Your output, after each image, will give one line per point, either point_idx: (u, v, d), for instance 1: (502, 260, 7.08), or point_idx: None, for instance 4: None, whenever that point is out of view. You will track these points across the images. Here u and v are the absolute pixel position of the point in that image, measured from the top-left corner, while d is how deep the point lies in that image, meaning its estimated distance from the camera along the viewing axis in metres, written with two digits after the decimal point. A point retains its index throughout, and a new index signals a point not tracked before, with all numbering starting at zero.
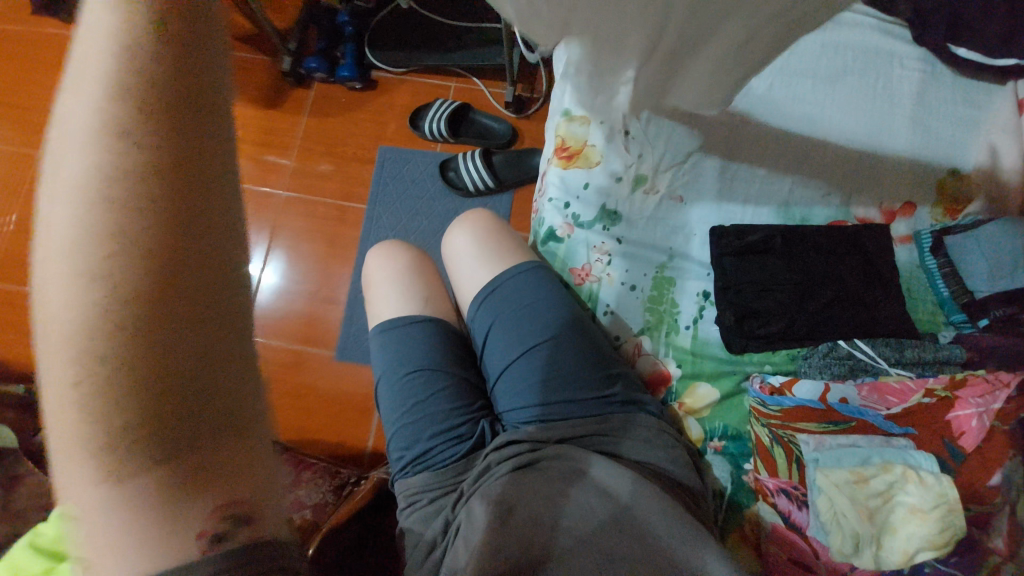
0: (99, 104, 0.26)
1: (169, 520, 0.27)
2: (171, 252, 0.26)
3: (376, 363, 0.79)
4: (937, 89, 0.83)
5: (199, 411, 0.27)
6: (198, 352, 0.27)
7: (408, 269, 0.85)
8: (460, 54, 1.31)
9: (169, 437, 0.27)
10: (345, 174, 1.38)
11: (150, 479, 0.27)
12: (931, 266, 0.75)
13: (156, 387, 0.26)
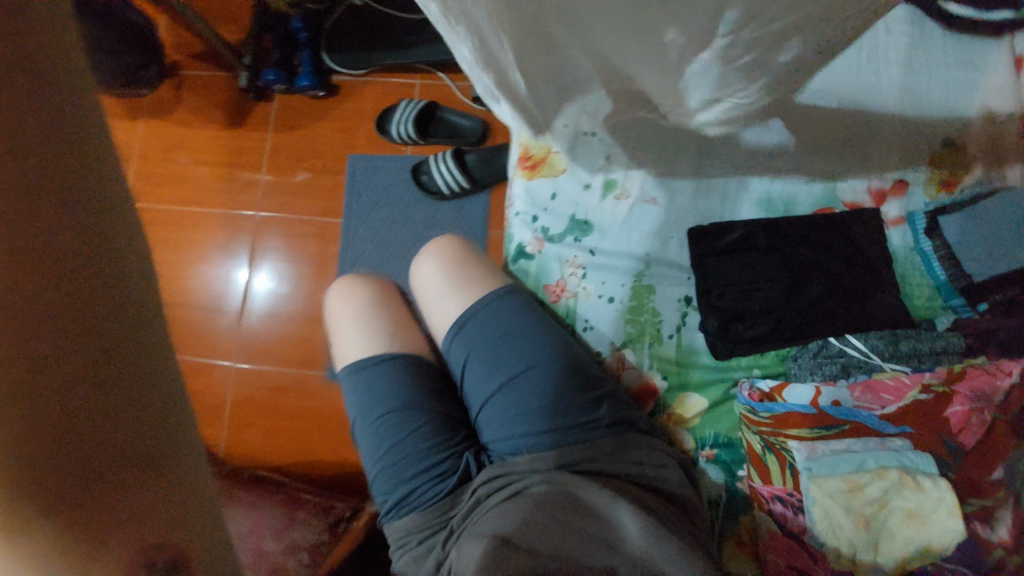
0: None
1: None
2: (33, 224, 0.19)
3: (350, 406, 0.77)
4: (927, 55, 0.76)
5: (109, 442, 0.21)
6: (104, 366, 0.21)
7: (374, 304, 0.84)
8: (420, 49, 1.25)
9: (65, 487, 0.20)
10: (318, 188, 1.34)
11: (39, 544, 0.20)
12: (927, 249, 0.70)
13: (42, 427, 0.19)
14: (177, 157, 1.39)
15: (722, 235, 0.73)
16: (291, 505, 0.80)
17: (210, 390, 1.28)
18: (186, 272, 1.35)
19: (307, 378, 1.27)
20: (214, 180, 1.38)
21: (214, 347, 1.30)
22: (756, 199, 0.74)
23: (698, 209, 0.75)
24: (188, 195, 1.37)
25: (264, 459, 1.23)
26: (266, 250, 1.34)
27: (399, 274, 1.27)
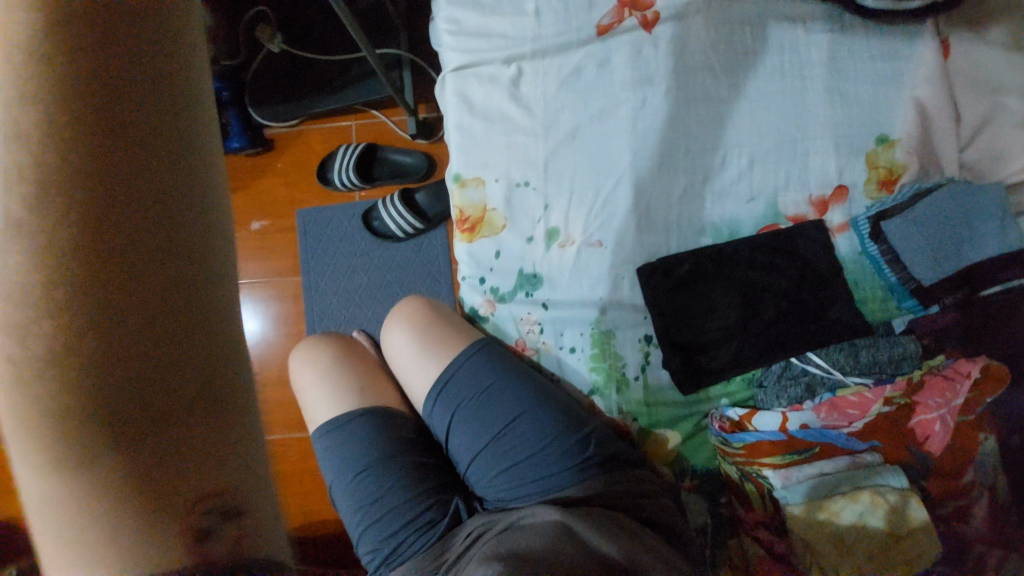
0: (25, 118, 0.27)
1: (137, 525, 0.28)
2: (110, 249, 0.28)
3: (326, 468, 0.76)
4: (850, 49, 0.72)
5: (166, 406, 0.29)
6: (166, 358, 0.29)
7: (340, 377, 0.82)
8: (350, 91, 1.20)
9: (140, 441, 0.28)
10: (270, 246, 1.30)
11: (109, 478, 0.28)
12: (874, 253, 0.69)
13: (117, 389, 0.28)
14: None
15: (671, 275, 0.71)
16: None
17: None
18: None
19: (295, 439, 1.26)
20: None
21: None
22: (703, 227, 0.73)
23: (644, 247, 0.73)
24: None
25: None
26: None
27: (368, 322, 1.24)
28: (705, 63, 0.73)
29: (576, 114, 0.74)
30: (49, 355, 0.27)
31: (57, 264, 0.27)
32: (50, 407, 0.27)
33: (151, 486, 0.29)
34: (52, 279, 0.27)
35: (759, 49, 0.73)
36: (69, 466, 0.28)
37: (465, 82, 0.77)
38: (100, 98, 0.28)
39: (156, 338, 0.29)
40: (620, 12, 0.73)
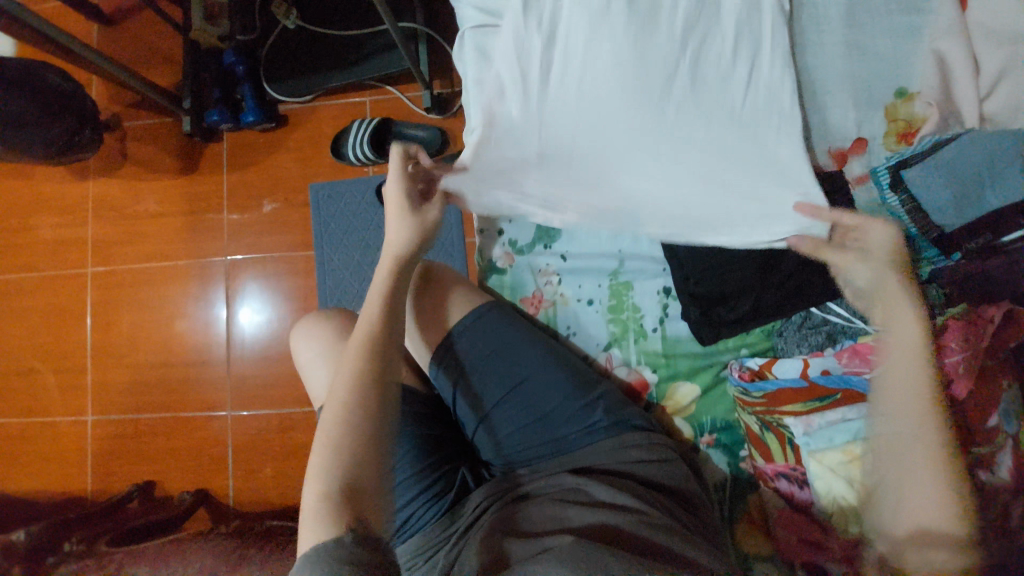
0: (371, 309, 0.63)
1: (337, 513, 0.50)
2: (383, 361, 0.60)
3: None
4: (866, 4, 0.73)
5: (379, 449, 0.55)
6: (386, 423, 0.57)
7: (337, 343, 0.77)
8: (364, 66, 1.20)
9: (364, 462, 0.54)
10: (284, 222, 1.31)
11: (342, 482, 0.52)
12: (895, 203, 0.68)
13: (370, 429, 0.55)
14: (136, 212, 1.36)
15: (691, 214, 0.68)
16: None
17: (213, 439, 1.29)
18: (168, 327, 1.34)
19: (305, 413, 1.27)
20: (178, 229, 1.35)
21: (209, 397, 1.31)
22: (745, 162, 0.65)
23: (669, 187, 0.68)
24: (151, 251, 1.35)
25: (278, 497, 1.25)
26: (243, 292, 1.32)
27: None
28: (733, 32, 0.69)
29: (595, 35, 0.67)
30: (353, 401, 0.56)
31: (367, 362, 0.59)
32: (341, 431, 0.55)
33: (353, 491, 0.52)
34: (363, 366, 0.59)
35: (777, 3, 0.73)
36: (331, 471, 0.53)
37: (485, 36, 0.76)
38: (396, 306, 0.64)
39: (387, 412, 0.57)
40: None
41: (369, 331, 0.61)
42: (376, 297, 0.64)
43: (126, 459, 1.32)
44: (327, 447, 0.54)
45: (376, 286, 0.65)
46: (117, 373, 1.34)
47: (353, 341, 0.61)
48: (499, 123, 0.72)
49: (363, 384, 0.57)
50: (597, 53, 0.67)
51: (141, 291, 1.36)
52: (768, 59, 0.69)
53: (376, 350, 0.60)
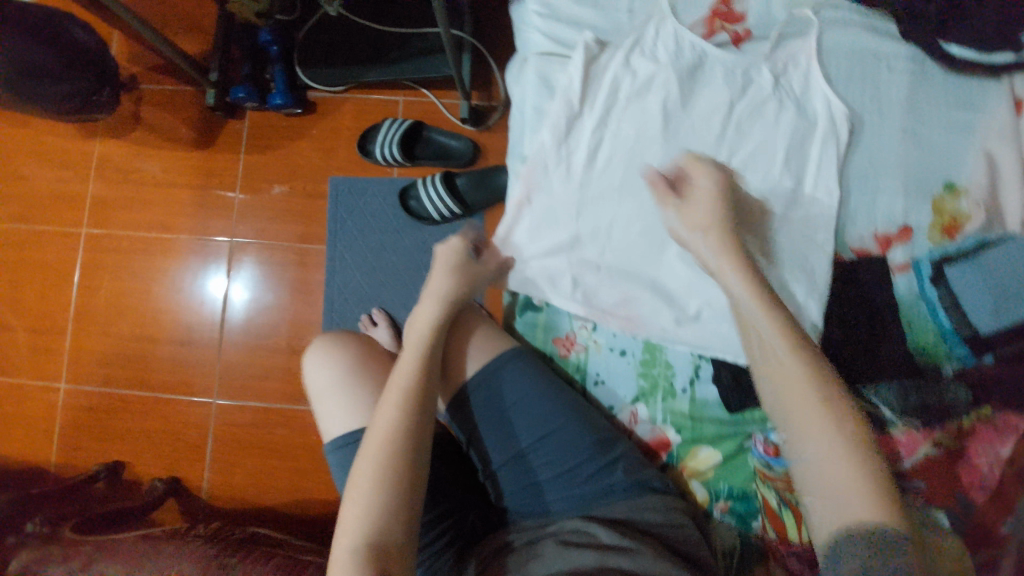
0: (413, 347, 0.64)
1: (365, 558, 0.52)
2: (418, 402, 0.61)
3: (340, 481, 0.71)
4: (929, 94, 0.73)
5: (408, 493, 0.56)
6: (416, 466, 0.58)
7: (351, 372, 0.74)
8: (403, 65, 1.17)
9: (393, 507, 0.55)
10: (298, 211, 1.27)
11: (372, 526, 0.53)
12: (934, 297, 0.69)
13: (401, 472, 0.56)
14: (144, 179, 1.30)
15: (698, 318, 0.70)
16: (292, 572, 0.78)
17: (193, 425, 1.24)
18: (159, 303, 1.28)
19: (293, 411, 1.22)
20: (185, 201, 1.29)
21: (193, 381, 1.25)
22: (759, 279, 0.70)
23: (681, 284, 0.70)
24: (153, 220, 1.30)
25: (255, 494, 1.20)
26: (244, 276, 1.27)
27: (389, 302, 1.21)
28: (775, 152, 0.72)
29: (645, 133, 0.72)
30: (388, 441, 0.57)
31: (405, 401, 0.60)
32: (374, 471, 0.56)
33: (379, 534, 0.53)
34: (400, 405, 0.60)
35: (840, 80, 0.73)
36: (362, 514, 0.54)
37: (549, 66, 0.76)
38: (434, 347, 0.65)
39: (418, 454, 0.58)
40: (710, 22, 0.74)
41: (409, 371, 0.62)
42: (418, 336, 0.65)
43: (98, 434, 1.25)
44: (360, 489, 0.55)
45: (418, 325, 0.67)
46: (98, 343, 1.28)
47: (393, 379, 0.62)
48: (537, 181, 0.74)
49: (403, 428, 0.59)
50: (639, 159, 0.72)
51: (136, 261, 1.29)
52: (808, 188, 0.72)
53: (412, 390, 0.61)
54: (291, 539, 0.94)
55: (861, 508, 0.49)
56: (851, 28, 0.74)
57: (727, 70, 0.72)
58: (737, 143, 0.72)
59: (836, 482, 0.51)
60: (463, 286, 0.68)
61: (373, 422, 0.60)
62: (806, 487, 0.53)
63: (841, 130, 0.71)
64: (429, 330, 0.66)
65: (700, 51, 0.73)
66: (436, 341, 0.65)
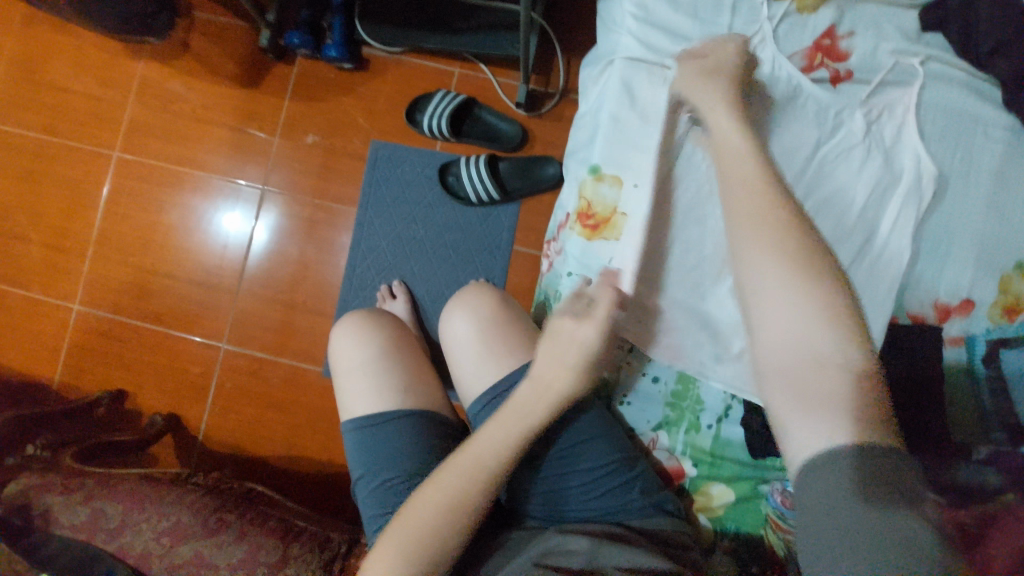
0: (507, 432, 0.59)
1: None
2: (486, 494, 0.57)
3: (353, 461, 0.70)
4: (1018, 168, 0.70)
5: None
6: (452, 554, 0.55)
7: (382, 354, 0.74)
8: (467, 37, 1.12)
9: None
10: (333, 168, 1.24)
11: None
12: (981, 377, 0.67)
13: (434, 555, 0.54)
14: (182, 110, 1.27)
15: (739, 358, 0.69)
16: (287, 537, 0.78)
17: (197, 366, 1.23)
18: (181, 239, 1.26)
19: (298, 368, 1.21)
20: (219, 139, 1.26)
21: (203, 323, 1.24)
22: None
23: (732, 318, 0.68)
24: (184, 154, 1.27)
25: (250, 443, 1.21)
26: (268, 227, 1.24)
27: (411, 276, 1.19)
28: (851, 202, 0.69)
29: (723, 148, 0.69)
30: (440, 520, 0.55)
31: (476, 489, 0.56)
32: (413, 543, 0.54)
33: None
34: (468, 490, 0.56)
35: (932, 138, 0.71)
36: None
37: (636, 71, 0.72)
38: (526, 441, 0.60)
39: (460, 543, 0.56)
40: (812, 55, 0.72)
41: (491, 459, 0.58)
42: (515, 423, 0.60)
43: (104, 360, 1.25)
44: (390, 550, 0.53)
45: (522, 410, 0.61)
46: (115, 270, 1.26)
47: (472, 452, 0.58)
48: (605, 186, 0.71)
49: (460, 509, 0.55)
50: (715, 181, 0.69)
51: (163, 194, 1.27)
52: (879, 243, 0.69)
53: (487, 481, 0.57)
54: (284, 500, 0.94)
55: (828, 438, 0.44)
56: (954, 86, 0.71)
57: (819, 108, 0.70)
58: (813, 184, 0.70)
59: (801, 412, 0.46)
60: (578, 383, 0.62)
61: (433, 483, 0.57)
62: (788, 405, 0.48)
63: (926, 190, 0.68)
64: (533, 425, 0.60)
65: (796, 84, 0.70)
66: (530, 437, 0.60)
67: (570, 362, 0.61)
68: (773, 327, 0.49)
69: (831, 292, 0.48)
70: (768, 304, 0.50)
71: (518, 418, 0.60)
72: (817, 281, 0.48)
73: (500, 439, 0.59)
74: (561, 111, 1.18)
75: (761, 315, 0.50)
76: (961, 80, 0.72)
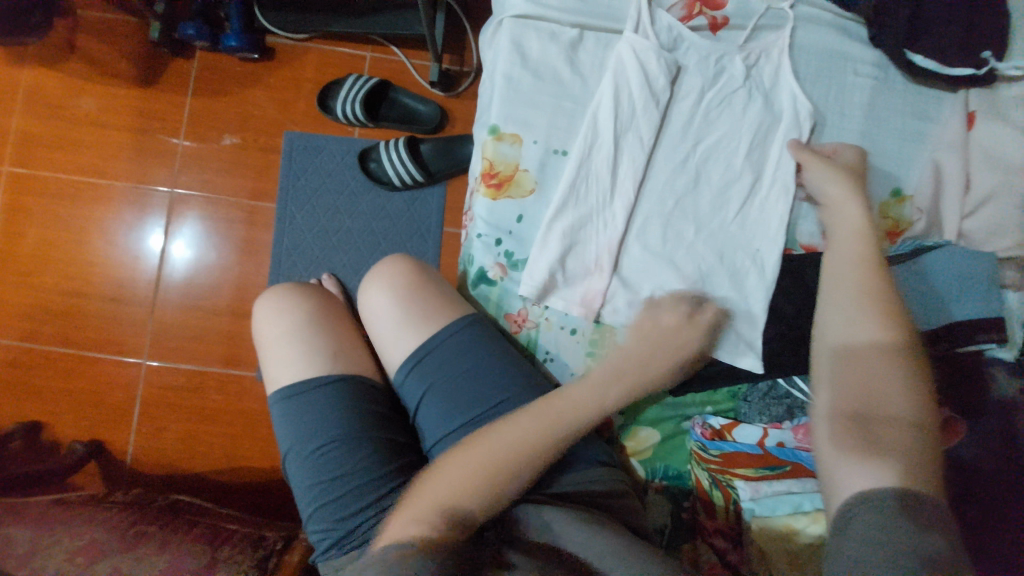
0: (597, 391, 0.60)
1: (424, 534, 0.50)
2: (562, 441, 0.57)
3: (280, 436, 0.67)
4: (888, 100, 0.75)
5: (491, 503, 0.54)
6: (515, 486, 0.55)
7: (301, 329, 0.71)
8: (372, 19, 1.10)
9: (474, 512, 0.53)
10: (248, 164, 1.19)
11: (441, 511, 0.52)
12: None
13: (501, 481, 0.54)
14: (74, 118, 1.19)
15: (649, 301, 0.71)
16: (217, 542, 0.74)
17: (120, 385, 1.16)
18: (88, 254, 1.18)
19: (231, 375, 1.16)
20: (121, 145, 1.19)
21: (122, 339, 1.17)
22: (714, 262, 0.71)
23: (638, 257, 0.71)
24: (81, 163, 1.19)
25: (185, 459, 1.14)
26: (185, 231, 1.18)
27: (341, 268, 1.16)
28: (740, 136, 0.72)
29: (615, 93, 0.70)
30: (515, 455, 0.55)
31: (554, 434, 0.57)
32: (485, 472, 0.54)
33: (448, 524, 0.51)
34: (548, 432, 0.57)
35: (807, 78, 0.75)
36: (444, 498, 0.52)
37: (524, 30, 0.74)
38: (615, 401, 0.60)
39: (525, 478, 0.55)
40: (690, 5, 0.75)
41: (578, 411, 0.58)
42: (604, 382, 0.61)
43: (13, 391, 1.16)
44: (460, 477, 0.54)
45: (618, 374, 0.61)
46: (16, 293, 1.17)
47: (555, 403, 0.58)
48: (507, 140, 0.73)
49: (485, 490, 0.53)
50: (615, 124, 0.70)
51: (62, 208, 1.18)
52: (769, 175, 0.73)
53: (569, 428, 0.58)
54: (219, 510, 0.89)
55: (875, 479, 0.48)
56: (823, 27, 0.76)
57: (701, 56, 0.73)
58: (704, 122, 0.73)
59: (852, 457, 0.50)
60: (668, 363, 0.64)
61: (460, 455, 0.55)
62: (858, 448, 0.50)
63: (804, 127, 0.73)
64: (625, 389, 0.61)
65: (676, 35, 0.73)
66: (619, 398, 0.61)
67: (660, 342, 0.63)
68: (851, 381, 0.55)
69: (908, 376, 0.53)
70: (847, 370, 0.56)
71: (593, 391, 0.60)
72: (908, 371, 0.53)
73: (573, 408, 0.58)
74: (477, 89, 1.19)
75: (843, 371, 0.56)
76: (830, 20, 0.77)
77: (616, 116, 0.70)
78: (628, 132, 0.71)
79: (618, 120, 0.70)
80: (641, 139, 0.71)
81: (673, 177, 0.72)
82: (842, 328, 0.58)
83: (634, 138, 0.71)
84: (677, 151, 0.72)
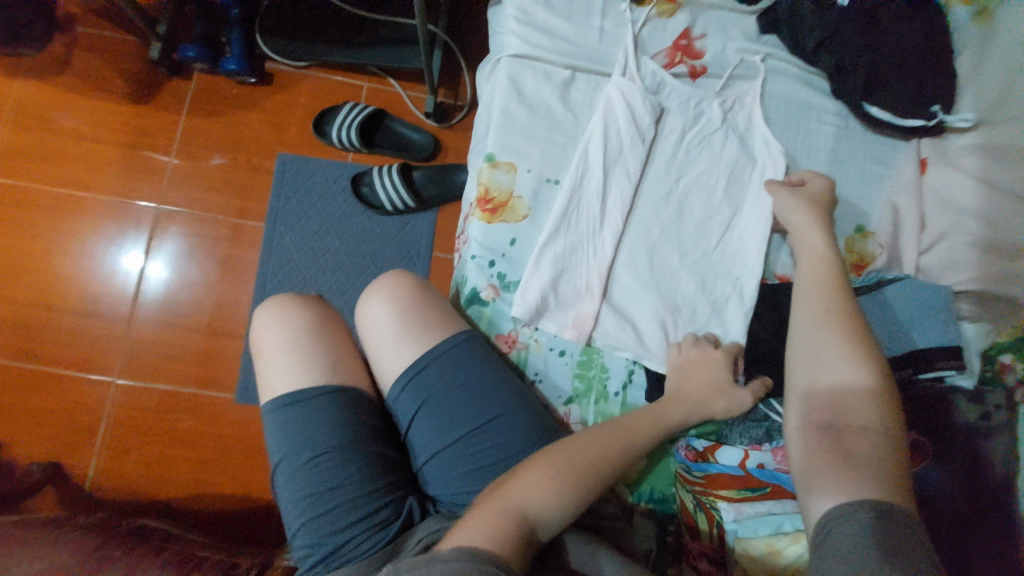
0: (658, 418, 0.65)
1: (499, 537, 0.49)
2: (626, 460, 0.60)
3: (272, 446, 0.66)
4: (849, 145, 0.83)
5: (561, 516, 0.54)
6: (585, 501, 0.55)
7: (294, 339, 0.71)
8: (371, 51, 1.15)
9: (543, 522, 0.53)
10: (238, 183, 1.20)
11: (518, 518, 0.51)
12: None
13: (576, 494, 0.55)
14: (61, 131, 1.18)
15: (636, 325, 0.74)
16: (186, 569, 0.71)
17: (85, 405, 1.11)
18: (63, 267, 1.15)
19: (206, 396, 1.12)
20: (107, 159, 1.18)
21: (92, 356, 1.12)
22: (696, 288, 0.74)
23: (627, 284, 0.74)
24: (64, 176, 1.17)
25: (149, 485, 1.09)
26: (167, 247, 1.17)
27: (327, 289, 1.16)
28: (719, 172, 0.78)
29: (604, 130, 0.75)
30: (588, 468, 0.56)
31: (620, 455, 0.60)
32: (561, 483, 0.54)
33: (523, 531, 0.51)
34: (616, 453, 0.59)
35: (778, 123, 0.82)
36: (520, 503, 0.52)
37: (520, 69, 0.79)
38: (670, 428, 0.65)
39: (592, 493, 0.56)
40: (672, 54, 0.83)
41: (641, 433, 0.63)
42: (660, 410, 0.66)
43: None
44: (540, 484, 0.54)
45: (668, 404, 0.67)
46: None
47: (621, 425, 0.62)
48: (503, 167, 0.76)
49: (545, 507, 0.53)
50: (605, 158, 0.75)
51: (39, 219, 1.16)
52: (748, 210, 0.78)
53: (633, 450, 0.61)
54: (186, 539, 0.84)
55: (859, 491, 0.51)
56: (791, 79, 0.84)
57: (682, 100, 0.79)
58: (687, 160, 0.78)
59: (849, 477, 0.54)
60: (711, 403, 0.67)
61: (520, 474, 0.55)
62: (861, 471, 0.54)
63: (777, 165, 0.78)
64: (678, 419, 0.66)
65: (660, 79, 0.79)
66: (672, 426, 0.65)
67: (708, 378, 0.68)
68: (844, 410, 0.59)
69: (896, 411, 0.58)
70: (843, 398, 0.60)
71: (652, 414, 0.65)
72: (896, 407, 0.58)
73: (639, 429, 0.63)
74: (470, 120, 1.24)
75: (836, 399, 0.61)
76: (796, 73, 0.85)
77: (605, 151, 0.75)
78: (618, 166, 0.75)
79: (607, 154, 0.75)
80: (629, 173, 0.75)
81: (660, 210, 0.76)
82: (814, 355, 0.64)
83: (623, 172, 0.75)
84: (663, 186, 0.77)
